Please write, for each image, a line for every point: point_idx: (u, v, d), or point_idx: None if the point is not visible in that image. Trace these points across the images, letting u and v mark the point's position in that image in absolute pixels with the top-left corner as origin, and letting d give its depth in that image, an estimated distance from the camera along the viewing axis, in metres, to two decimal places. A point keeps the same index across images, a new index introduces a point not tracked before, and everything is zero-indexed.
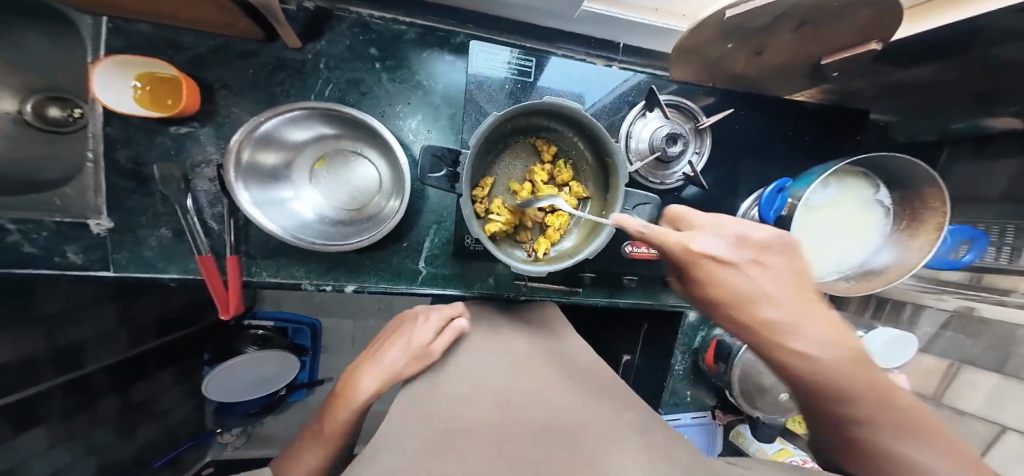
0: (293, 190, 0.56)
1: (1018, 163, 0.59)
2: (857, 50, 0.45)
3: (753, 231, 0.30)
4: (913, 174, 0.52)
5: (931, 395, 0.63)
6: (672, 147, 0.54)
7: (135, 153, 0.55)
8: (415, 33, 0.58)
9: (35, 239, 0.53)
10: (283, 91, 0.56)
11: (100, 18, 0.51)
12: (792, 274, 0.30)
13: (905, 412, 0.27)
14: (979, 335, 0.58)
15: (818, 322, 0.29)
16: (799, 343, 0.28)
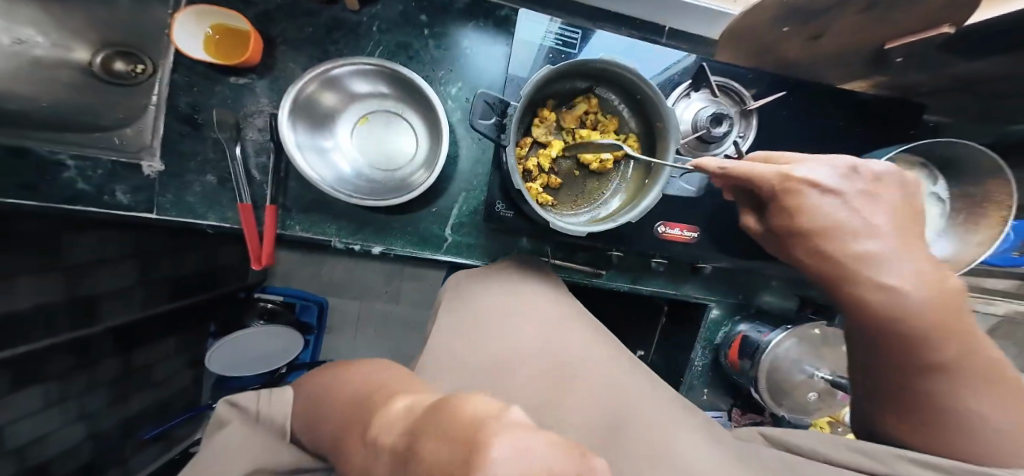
0: (335, 143, 0.56)
1: None
2: (926, 34, 0.41)
3: (861, 162, 0.33)
4: (978, 162, 0.45)
5: None
6: (716, 128, 0.52)
7: (195, 100, 0.57)
8: (464, 3, 0.60)
9: (90, 176, 0.54)
10: (337, 50, 0.59)
11: None
12: (892, 210, 0.33)
13: (963, 348, 0.31)
14: None
15: (908, 259, 0.32)
16: (891, 280, 0.31)
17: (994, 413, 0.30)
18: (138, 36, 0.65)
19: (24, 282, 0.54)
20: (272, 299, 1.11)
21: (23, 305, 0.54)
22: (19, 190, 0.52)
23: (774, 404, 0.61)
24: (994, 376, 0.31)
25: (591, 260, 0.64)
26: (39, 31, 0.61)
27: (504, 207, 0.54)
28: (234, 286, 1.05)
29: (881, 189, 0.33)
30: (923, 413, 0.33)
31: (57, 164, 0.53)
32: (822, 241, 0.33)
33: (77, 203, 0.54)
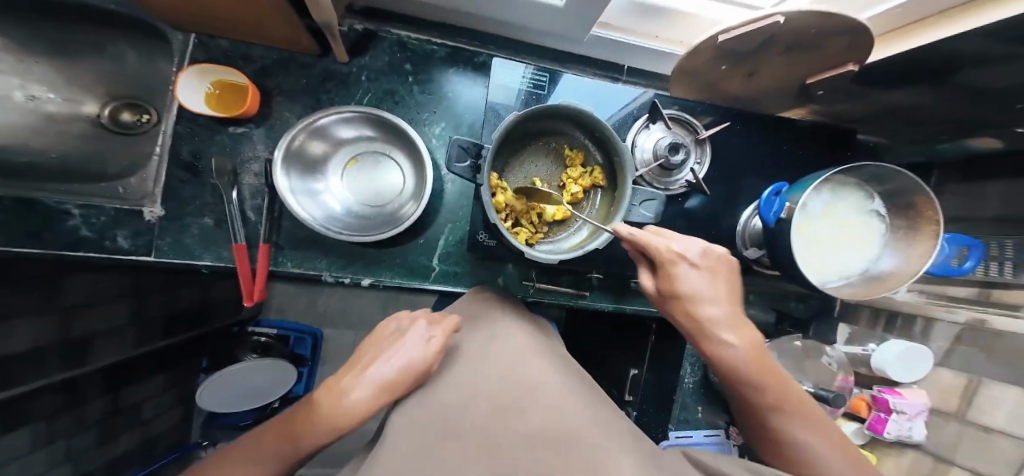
0: (326, 184, 0.59)
1: (1005, 186, 0.61)
2: (839, 70, 0.52)
3: (711, 244, 0.41)
4: (904, 183, 0.52)
5: (955, 412, 0.59)
6: (674, 156, 0.58)
7: (196, 148, 0.61)
8: (445, 52, 0.66)
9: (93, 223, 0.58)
10: (329, 98, 0.65)
11: (189, 36, 0.63)
12: (727, 286, 0.41)
13: (787, 392, 0.40)
14: (991, 349, 0.55)
15: (738, 322, 0.40)
16: (728, 336, 0.39)
17: (824, 449, 0.38)
18: (144, 91, 0.70)
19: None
20: (265, 332, 1.11)
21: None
22: (27, 237, 0.56)
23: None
24: (809, 411, 0.40)
25: (574, 283, 0.66)
26: (51, 89, 0.66)
27: (486, 237, 0.57)
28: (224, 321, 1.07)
29: (720, 266, 0.42)
30: (773, 442, 0.41)
31: (63, 213, 0.57)
32: (682, 304, 0.41)
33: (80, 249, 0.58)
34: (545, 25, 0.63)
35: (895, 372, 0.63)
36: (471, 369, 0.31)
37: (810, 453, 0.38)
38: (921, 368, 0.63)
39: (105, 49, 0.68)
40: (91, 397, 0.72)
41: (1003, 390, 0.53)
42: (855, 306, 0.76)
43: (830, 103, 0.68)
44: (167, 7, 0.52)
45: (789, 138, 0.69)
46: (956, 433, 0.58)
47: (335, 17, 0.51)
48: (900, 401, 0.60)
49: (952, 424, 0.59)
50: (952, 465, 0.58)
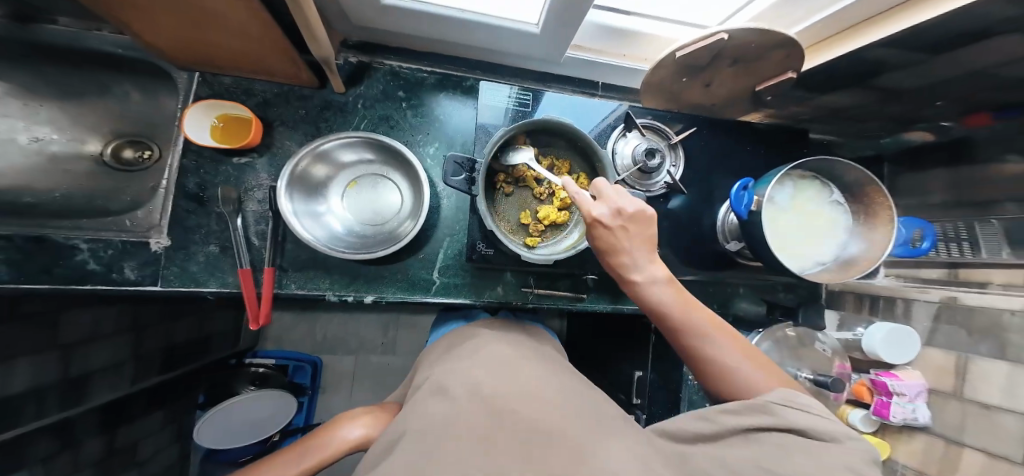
0: (327, 205, 0.62)
1: (947, 174, 0.69)
2: (780, 78, 0.63)
3: (625, 199, 0.41)
4: (854, 173, 0.59)
5: (952, 392, 0.59)
6: (650, 160, 0.64)
7: (202, 180, 0.64)
8: (435, 78, 0.71)
9: (101, 256, 0.58)
10: (328, 126, 0.69)
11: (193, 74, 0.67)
12: (647, 234, 0.43)
13: (699, 317, 0.42)
14: (968, 323, 0.58)
15: (651, 264, 0.43)
16: (640, 278, 0.43)
17: (736, 358, 0.39)
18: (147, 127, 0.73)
19: (25, 362, 0.56)
20: (264, 363, 1.11)
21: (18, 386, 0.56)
22: (37, 273, 0.55)
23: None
24: (731, 335, 0.42)
25: (572, 286, 0.68)
26: (55, 130, 0.68)
27: (484, 247, 0.60)
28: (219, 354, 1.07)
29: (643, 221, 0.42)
30: (697, 365, 0.42)
31: (70, 248, 0.57)
32: (607, 254, 0.44)
33: (87, 282, 0.57)
34: (524, 50, 0.69)
35: (886, 354, 0.63)
36: (458, 374, 0.39)
37: (726, 367, 0.39)
38: (908, 349, 0.63)
39: (111, 89, 0.71)
40: (86, 438, 0.71)
41: (990, 364, 0.55)
42: (839, 293, 0.80)
43: (781, 103, 0.77)
44: (174, 49, 0.57)
45: (754, 141, 0.75)
46: (959, 412, 0.58)
47: (333, 52, 0.56)
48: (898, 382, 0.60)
49: (953, 403, 0.59)
50: (963, 446, 0.57)
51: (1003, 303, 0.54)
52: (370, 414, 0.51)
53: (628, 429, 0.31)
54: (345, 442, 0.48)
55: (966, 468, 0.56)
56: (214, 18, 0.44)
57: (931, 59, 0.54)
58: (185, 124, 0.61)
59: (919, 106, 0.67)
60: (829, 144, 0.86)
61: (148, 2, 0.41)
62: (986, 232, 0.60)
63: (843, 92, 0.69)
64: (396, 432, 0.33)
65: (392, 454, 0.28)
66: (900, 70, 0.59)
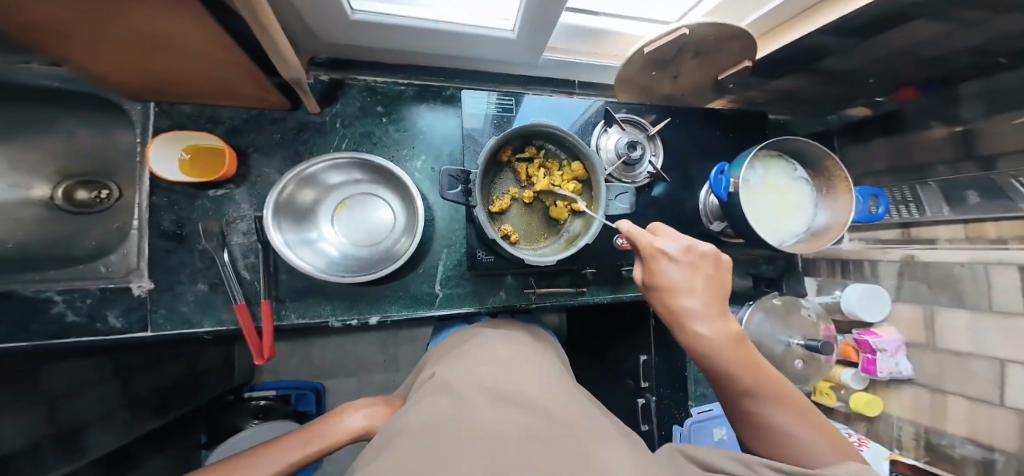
0: (319, 231, 0.61)
1: (886, 142, 0.79)
2: (738, 67, 0.68)
3: (696, 242, 0.46)
4: (813, 154, 0.65)
5: (925, 343, 0.66)
6: (633, 152, 0.66)
7: (178, 216, 0.60)
8: (413, 90, 0.70)
9: (78, 306, 0.56)
10: (306, 148, 0.66)
11: (147, 104, 0.61)
12: (711, 280, 0.46)
13: (766, 382, 0.44)
14: (927, 277, 0.66)
15: (716, 316, 0.45)
16: (700, 327, 0.44)
17: (798, 428, 0.41)
18: (93, 163, 0.65)
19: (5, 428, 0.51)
20: (265, 394, 1.06)
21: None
22: (12, 331, 0.53)
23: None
24: (796, 404, 0.43)
25: (572, 282, 0.70)
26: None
27: (484, 254, 0.61)
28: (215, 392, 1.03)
29: (704, 262, 0.46)
30: (751, 426, 0.44)
31: (43, 301, 0.54)
32: (662, 294, 0.47)
33: (69, 335, 0.55)
34: (500, 56, 0.70)
35: (864, 313, 0.70)
36: (463, 373, 0.41)
37: (785, 433, 0.41)
38: (880, 307, 0.70)
39: (53, 126, 0.62)
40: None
41: (954, 313, 0.62)
42: (812, 260, 0.86)
43: (743, 91, 0.82)
44: (123, 83, 0.52)
45: (723, 126, 0.80)
46: (935, 364, 0.65)
47: (303, 72, 0.54)
48: (879, 339, 0.67)
49: (929, 354, 0.65)
50: (946, 393, 0.63)
51: (952, 257, 0.62)
52: (371, 406, 0.56)
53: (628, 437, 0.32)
54: (346, 431, 0.53)
55: (953, 413, 0.61)
56: (171, 48, 0.41)
57: (863, 43, 0.60)
58: (150, 156, 0.57)
59: (856, 85, 0.74)
60: (788, 123, 0.92)
61: (94, 39, 0.38)
62: (928, 194, 0.68)
63: (791, 77, 0.75)
64: (399, 423, 0.34)
65: (395, 442, 0.30)
66: (838, 55, 0.64)
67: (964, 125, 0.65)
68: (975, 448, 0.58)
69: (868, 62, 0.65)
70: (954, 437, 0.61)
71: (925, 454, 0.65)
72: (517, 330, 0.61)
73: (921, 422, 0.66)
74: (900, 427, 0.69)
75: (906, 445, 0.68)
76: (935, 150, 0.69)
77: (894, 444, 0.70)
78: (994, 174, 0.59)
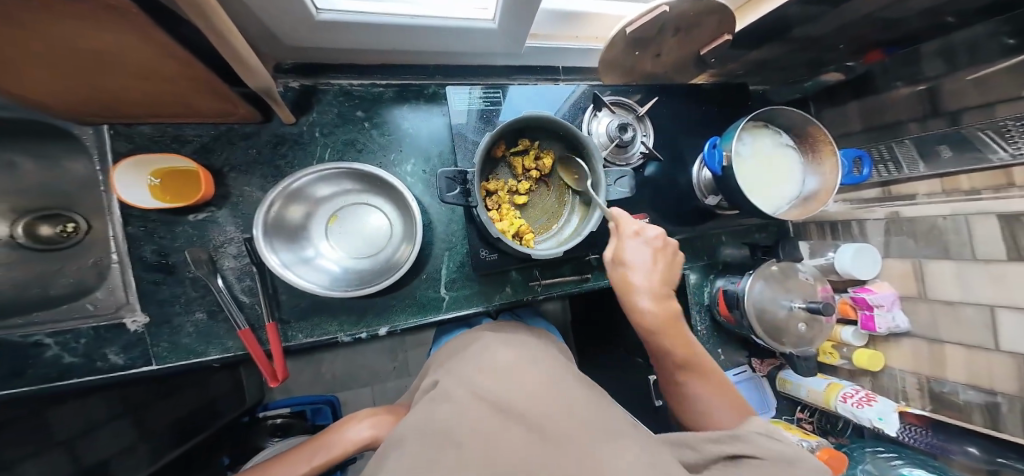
0: (314, 247, 0.58)
1: (857, 105, 0.82)
2: (717, 42, 0.69)
3: (665, 234, 0.55)
4: (800, 122, 0.67)
5: (917, 295, 0.70)
6: (624, 134, 0.67)
7: (160, 246, 0.56)
8: (393, 91, 0.67)
9: (73, 347, 0.53)
10: (287, 163, 0.62)
11: (101, 127, 0.56)
12: (664, 273, 0.55)
13: (698, 360, 0.54)
14: (914, 231, 0.69)
15: (662, 298, 0.54)
16: (643, 301, 0.53)
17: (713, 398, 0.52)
18: (60, 196, 0.60)
19: None
20: (280, 413, 1.07)
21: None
22: (7, 379, 0.49)
23: (778, 345, 0.68)
24: (718, 382, 0.53)
25: (575, 269, 0.71)
26: None
27: (487, 253, 0.61)
28: (234, 414, 0.97)
29: (665, 252, 0.56)
30: (683, 398, 0.54)
31: (35, 346, 0.52)
32: (626, 284, 0.53)
33: (68, 377, 0.52)
34: (482, 47, 0.68)
35: (858, 270, 0.73)
36: (464, 377, 0.42)
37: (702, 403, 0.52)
38: (873, 263, 0.73)
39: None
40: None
41: (941, 264, 0.66)
42: (803, 225, 0.91)
43: (723, 64, 0.83)
44: (66, 104, 0.46)
45: (707, 101, 0.80)
46: (928, 312, 0.68)
47: (271, 81, 0.50)
48: (874, 296, 0.71)
49: (922, 306, 0.69)
50: (945, 343, 0.66)
51: (934, 210, 0.66)
52: (374, 415, 0.57)
53: (631, 433, 0.34)
54: (352, 442, 0.53)
55: (952, 362, 0.65)
56: (116, 63, 0.37)
57: (834, 10, 0.60)
58: (117, 183, 0.52)
59: (827, 50, 0.75)
60: (768, 93, 0.94)
61: (24, 58, 0.33)
62: (903, 151, 0.71)
63: (765, 47, 0.75)
64: (400, 428, 0.35)
65: (395, 451, 0.31)
66: (807, 22, 0.65)
67: (926, 83, 0.69)
68: (976, 393, 0.62)
69: (840, 27, 0.66)
70: (956, 385, 0.65)
71: (930, 403, 0.68)
72: (522, 333, 0.61)
73: (923, 372, 0.69)
74: (904, 378, 0.72)
75: (911, 396, 0.71)
76: (903, 108, 0.72)
77: (900, 396, 0.73)
78: (961, 129, 0.62)
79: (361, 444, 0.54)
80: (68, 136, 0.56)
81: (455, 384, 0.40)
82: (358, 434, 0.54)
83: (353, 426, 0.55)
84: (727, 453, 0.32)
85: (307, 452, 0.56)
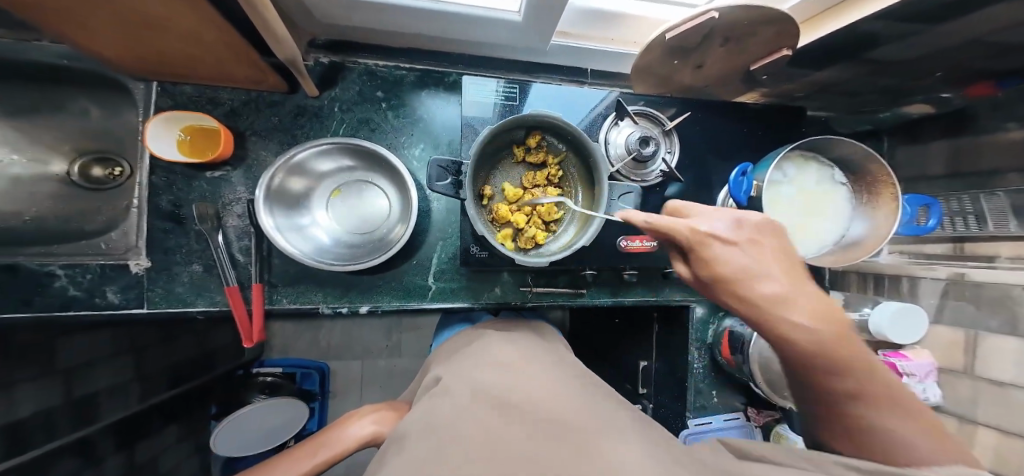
0: (311, 216, 0.60)
1: (947, 144, 0.70)
2: (774, 56, 0.60)
3: (743, 216, 0.38)
4: (858, 156, 0.57)
5: (963, 369, 0.62)
6: (645, 148, 0.62)
7: (176, 197, 0.60)
8: (415, 75, 0.68)
9: (80, 281, 0.56)
10: (304, 133, 0.64)
11: (151, 83, 0.60)
12: (778, 256, 0.37)
13: (868, 374, 0.33)
14: (978, 299, 0.59)
15: (799, 294, 0.35)
16: (784, 309, 0.34)
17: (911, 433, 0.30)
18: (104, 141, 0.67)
19: None
20: (270, 371, 1.11)
21: (24, 412, 0.58)
22: (15, 306, 0.54)
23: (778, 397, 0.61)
24: (911, 404, 0.32)
25: (571, 282, 0.67)
26: (13, 150, 0.60)
27: (478, 250, 0.58)
28: (227, 366, 1.10)
29: (764, 239, 0.38)
30: (860, 436, 0.33)
31: (47, 275, 0.55)
32: (729, 285, 0.36)
33: (71, 308, 0.56)
34: (508, 40, 0.66)
35: (896, 335, 0.65)
36: (462, 373, 0.38)
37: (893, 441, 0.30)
38: (916, 326, 0.65)
39: (65, 106, 0.63)
40: (106, 455, 0.72)
41: (1002, 341, 0.56)
42: (843, 273, 0.82)
43: (777, 84, 0.75)
44: (115, 58, 0.49)
45: (750, 121, 0.73)
46: (971, 389, 0.60)
47: (297, 51, 0.49)
48: (907, 363, 0.63)
49: (965, 381, 0.61)
50: (978, 424, 0.59)
51: (1009, 278, 0.55)
52: (377, 411, 0.51)
53: (639, 430, 0.29)
54: (354, 439, 0.47)
55: (981, 445, 0.58)
56: (151, 26, 0.38)
57: (930, 30, 0.50)
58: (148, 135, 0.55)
59: (916, 77, 0.64)
60: (828, 120, 0.84)
61: (69, 10, 0.35)
62: (994, 206, 0.60)
63: (834, 67, 0.65)
64: (403, 424, 0.32)
65: (396, 445, 0.29)
66: (895, 41, 0.54)
67: None
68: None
69: (933, 52, 0.55)
70: None
71: None
72: (521, 331, 0.57)
73: None
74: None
75: None
76: (1006, 152, 0.60)
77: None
78: None
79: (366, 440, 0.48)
80: (116, 86, 0.61)
81: (456, 377, 0.37)
82: (360, 434, 0.47)
83: (355, 427, 0.48)
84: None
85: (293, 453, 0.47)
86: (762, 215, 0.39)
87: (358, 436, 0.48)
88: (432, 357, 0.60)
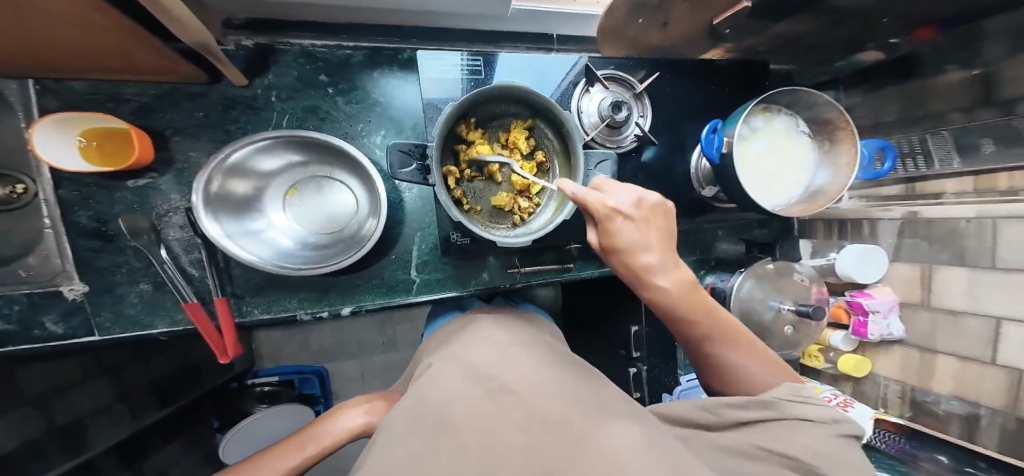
0: (265, 219, 0.55)
1: (895, 90, 0.72)
2: (735, 9, 0.59)
3: (645, 192, 0.41)
4: (822, 105, 0.58)
5: (920, 302, 0.67)
6: (618, 114, 0.61)
7: (97, 212, 0.53)
8: (363, 54, 0.61)
9: (7, 314, 0.50)
10: (239, 128, 0.58)
11: (26, 81, 0.49)
12: (661, 228, 0.42)
13: (721, 324, 0.42)
14: (931, 234, 0.63)
15: (671, 265, 0.42)
16: (660, 280, 0.41)
17: (751, 365, 0.40)
18: None
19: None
20: (268, 380, 1.11)
21: (10, 444, 0.53)
22: None
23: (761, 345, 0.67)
24: (754, 343, 0.42)
25: (557, 259, 0.66)
26: None
27: (459, 237, 0.57)
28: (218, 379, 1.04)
29: (654, 213, 0.42)
30: (716, 370, 0.43)
31: None
32: (621, 256, 0.42)
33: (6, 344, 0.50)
34: (466, 9, 0.61)
35: (860, 275, 0.70)
36: (453, 358, 0.36)
37: (739, 371, 0.40)
38: (879, 266, 0.70)
39: None
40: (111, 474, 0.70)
41: (953, 272, 0.61)
42: (810, 222, 0.85)
43: (740, 39, 0.71)
44: None
45: (716, 78, 0.72)
46: (929, 320, 0.65)
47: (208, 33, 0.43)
48: (872, 301, 0.68)
49: (923, 313, 0.66)
50: (938, 353, 0.65)
51: (956, 212, 0.59)
52: (370, 401, 0.49)
53: (630, 413, 0.28)
54: (344, 431, 0.45)
55: (941, 371, 0.64)
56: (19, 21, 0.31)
57: None
58: (38, 144, 0.47)
59: (867, 26, 0.63)
60: (790, 73, 0.84)
61: None
62: (937, 144, 0.63)
63: (792, 18, 0.61)
64: (391, 415, 0.30)
65: (382, 436, 0.27)
66: None
67: (982, 67, 0.57)
68: (959, 403, 0.62)
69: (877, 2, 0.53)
70: (939, 394, 0.65)
71: (908, 410, 0.70)
72: (518, 319, 0.56)
73: (909, 381, 0.70)
74: (887, 385, 0.73)
75: (890, 404, 0.73)
76: (948, 96, 0.62)
77: (879, 403, 0.75)
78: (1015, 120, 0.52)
79: (360, 429, 0.46)
80: None
81: (447, 364, 0.35)
82: (350, 424, 0.46)
83: (347, 416, 0.46)
84: (744, 419, 0.32)
85: (280, 449, 0.45)
86: (660, 195, 0.42)
87: (349, 425, 0.46)
88: (421, 347, 0.59)
